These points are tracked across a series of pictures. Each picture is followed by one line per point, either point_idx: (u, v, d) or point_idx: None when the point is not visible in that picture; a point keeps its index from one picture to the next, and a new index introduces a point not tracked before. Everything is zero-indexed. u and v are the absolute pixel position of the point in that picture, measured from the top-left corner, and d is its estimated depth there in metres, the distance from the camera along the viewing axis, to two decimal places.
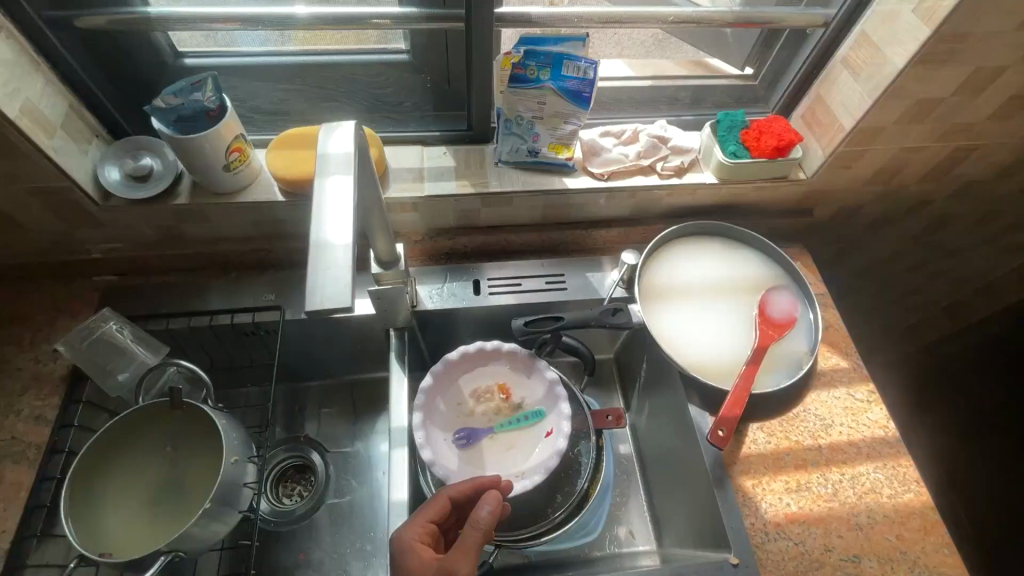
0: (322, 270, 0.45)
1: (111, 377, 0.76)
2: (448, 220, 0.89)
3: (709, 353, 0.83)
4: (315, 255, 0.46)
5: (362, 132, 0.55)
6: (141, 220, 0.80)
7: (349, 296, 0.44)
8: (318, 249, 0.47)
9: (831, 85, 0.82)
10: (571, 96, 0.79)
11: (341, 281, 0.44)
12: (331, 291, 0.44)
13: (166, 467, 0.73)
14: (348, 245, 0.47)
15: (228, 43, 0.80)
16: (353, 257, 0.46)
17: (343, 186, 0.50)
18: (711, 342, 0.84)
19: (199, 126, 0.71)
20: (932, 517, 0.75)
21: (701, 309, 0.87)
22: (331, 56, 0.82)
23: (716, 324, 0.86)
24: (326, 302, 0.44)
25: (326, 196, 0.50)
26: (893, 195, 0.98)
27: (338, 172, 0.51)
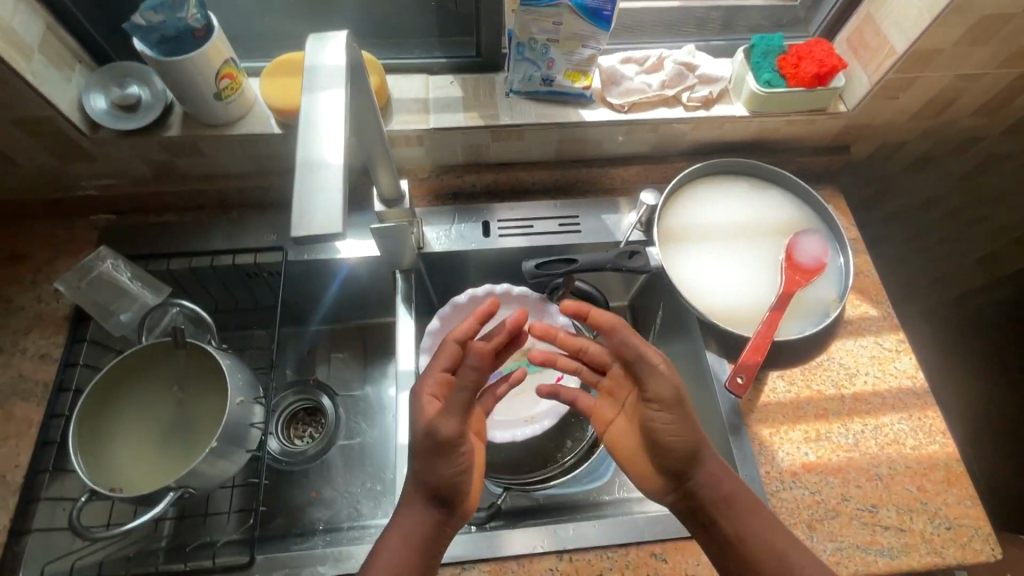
0: (307, 193, 0.39)
1: (113, 317, 0.75)
2: (456, 156, 0.83)
3: (731, 299, 0.79)
4: (300, 178, 0.40)
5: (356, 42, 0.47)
6: (135, 154, 0.76)
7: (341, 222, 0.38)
8: (304, 170, 0.40)
9: (884, 0, 0.73)
10: (589, 15, 0.69)
11: (329, 207, 0.38)
12: (319, 217, 0.38)
13: (174, 407, 0.72)
14: (337, 167, 0.40)
15: None
16: (343, 180, 0.39)
17: (334, 100, 0.43)
18: (734, 288, 0.80)
19: (184, 48, 0.65)
20: (956, 468, 0.73)
21: (722, 253, 0.82)
22: None
23: (740, 269, 0.81)
24: (314, 229, 0.38)
25: (313, 112, 0.43)
26: (941, 131, 0.90)
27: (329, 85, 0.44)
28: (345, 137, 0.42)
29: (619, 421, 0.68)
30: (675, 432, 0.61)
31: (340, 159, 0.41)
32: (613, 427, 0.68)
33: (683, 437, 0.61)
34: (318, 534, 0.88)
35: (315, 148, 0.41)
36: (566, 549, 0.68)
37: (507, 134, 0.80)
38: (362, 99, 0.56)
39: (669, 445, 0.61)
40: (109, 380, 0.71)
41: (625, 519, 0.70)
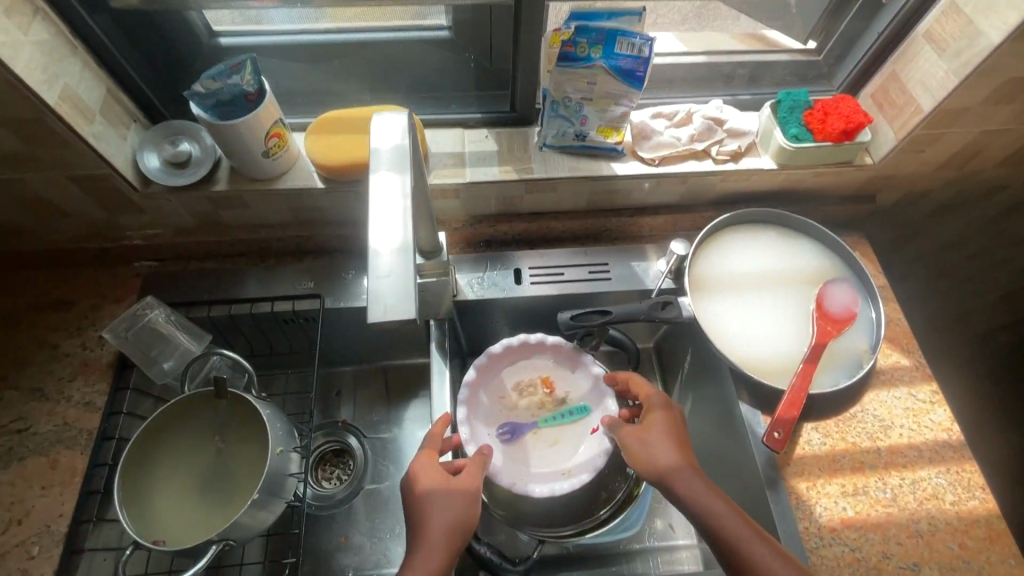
0: (377, 276, 0.43)
1: (156, 365, 0.76)
2: (489, 207, 0.86)
3: (762, 350, 0.80)
4: (370, 261, 0.44)
5: (412, 125, 0.52)
6: (182, 207, 0.78)
7: (410, 307, 0.41)
8: (372, 253, 0.44)
9: (909, 60, 0.75)
10: (623, 76, 0.73)
11: (398, 289, 0.42)
12: (388, 298, 0.42)
13: (214, 456, 0.73)
14: (402, 249, 0.44)
15: (260, 20, 0.76)
16: (411, 264, 0.43)
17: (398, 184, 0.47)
18: (765, 339, 0.80)
19: (238, 111, 0.69)
20: (998, 525, 0.72)
21: (753, 302, 0.83)
22: (370, 33, 0.78)
23: (772, 319, 0.82)
24: (384, 311, 0.42)
25: (377, 195, 0.47)
26: (965, 181, 0.91)
27: (392, 167, 0.49)
28: (408, 220, 0.46)
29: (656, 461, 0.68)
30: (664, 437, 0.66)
31: (405, 243, 0.45)
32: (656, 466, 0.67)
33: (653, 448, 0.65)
34: None
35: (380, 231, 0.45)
36: None
37: (540, 186, 0.82)
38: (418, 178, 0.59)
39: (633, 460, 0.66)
40: (149, 432, 0.72)
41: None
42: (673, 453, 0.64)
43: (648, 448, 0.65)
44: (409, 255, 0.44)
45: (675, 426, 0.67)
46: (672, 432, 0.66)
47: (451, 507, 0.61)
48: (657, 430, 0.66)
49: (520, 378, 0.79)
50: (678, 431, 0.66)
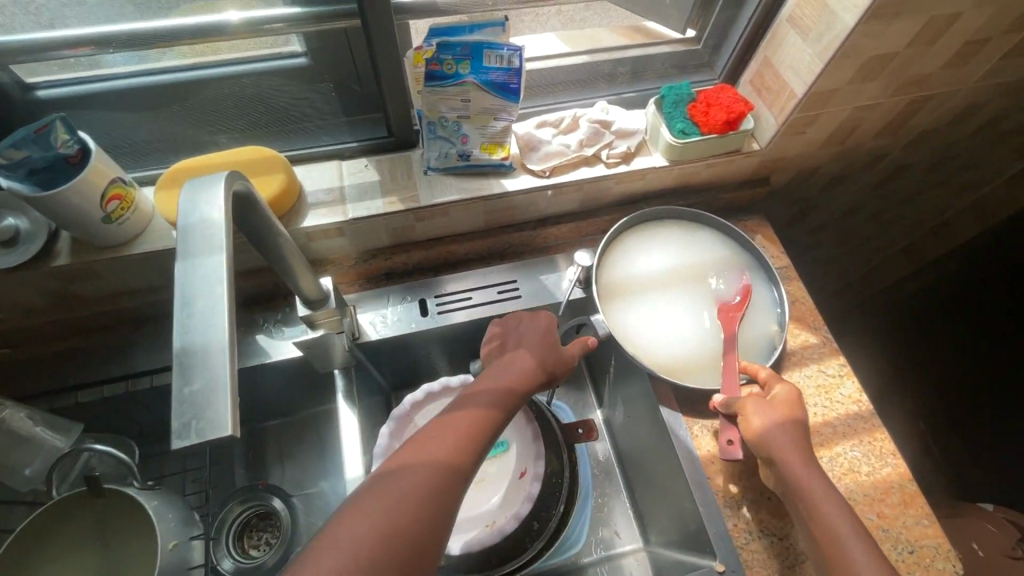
0: (186, 389, 0.33)
1: (16, 473, 0.67)
2: (382, 240, 0.80)
3: (676, 352, 0.79)
4: (182, 381, 0.33)
5: (229, 188, 0.42)
6: (20, 289, 0.68)
7: (229, 418, 0.33)
8: (183, 367, 0.34)
9: (777, 46, 0.75)
10: (497, 89, 0.70)
11: (211, 401, 0.33)
12: (206, 415, 0.33)
13: (100, 563, 0.65)
14: (218, 348, 0.35)
15: (94, 65, 0.67)
16: (231, 364, 0.34)
17: (212, 266, 0.38)
18: (680, 338, 0.80)
19: (60, 178, 0.60)
20: (910, 488, 0.75)
21: (665, 302, 0.82)
22: (229, 66, 0.71)
23: (684, 316, 0.81)
24: (200, 434, 0.32)
25: (186, 283, 0.37)
26: (849, 153, 0.93)
27: (206, 245, 0.39)
28: (226, 306, 0.37)
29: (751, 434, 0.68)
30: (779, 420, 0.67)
31: (220, 345, 0.35)
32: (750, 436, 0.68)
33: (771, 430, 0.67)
34: None
35: (190, 335, 0.35)
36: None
37: (430, 213, 0.77)
38: (260, 225, 0.52)
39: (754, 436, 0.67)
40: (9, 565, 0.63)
41: None
42: (790, 441, 0.66)
43: (769, 428, 0.67)
44: (225, 352, 0.34)
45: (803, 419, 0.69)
46: (789, 417, 0.68)
47: (450, 437, 0.52)
48: (775, 422, 0.67)
49: None
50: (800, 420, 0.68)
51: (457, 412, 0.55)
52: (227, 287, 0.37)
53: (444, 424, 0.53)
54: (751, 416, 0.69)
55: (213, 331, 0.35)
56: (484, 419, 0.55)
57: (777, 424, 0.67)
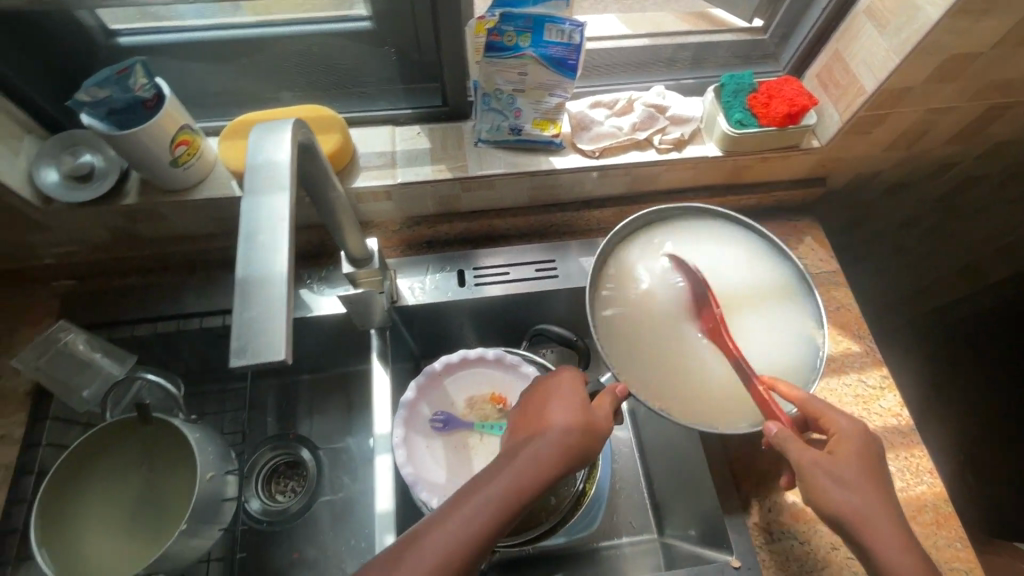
0: (243, 316, 0.35)
1: (75, 393, 0.72)
2: (427, 207, 0.81)
3: (683, 375, 0.62)
4: (243, 314, 0.35)
5: (295, 131, 0.44)
6: (91, 224, 0.73)
7: (281, 347, 0.34)
8: (244, 296, 0.36)
9: (851, 40, 0.73)
10: (555, 64, 0.69)
11: (268, 331, 0.35)
12: (259, 342, 0.34)
13: (141, 487, 0.69)
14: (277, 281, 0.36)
15: (167, 16, 0.70)
16: (287, 297, 0.36)
17: (276, 204, 0.39)
18: (695, 370, 0.63)
19: (135, 120, 0.63)
20: (945, 509, 0.72)
21: (676, 324, 0.66)
22: (291, 25, 0.72)
23: (701, 343, 0.64)
24: (253, 358, 0.34)
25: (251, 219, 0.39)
26: (915, 160, 0.89)
27: (271, 183, 0.40)
28: (286, 242, 0.38)
29: (823, 490, 0.55)
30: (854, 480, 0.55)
31: (280, 280, 0.37)
32: (822, 493, 0.55)
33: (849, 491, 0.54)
34: None
35: (252, 267, 0.37)
36: None
37: (477, 184, 0.78)
38: (316, 174, 0.53)
39: (824, 495, 0.55)
40: (62, 476, 0.67)
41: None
42: (867, 502, 0.54)
43: (844, 488, 0.55)
44: (282, 285, 0.36)
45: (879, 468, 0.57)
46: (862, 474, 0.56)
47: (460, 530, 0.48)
48: (852, 482, 0.55)
49: (466, 390, 0.76)
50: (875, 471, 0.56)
51: (478, 495, 0.50)
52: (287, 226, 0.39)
53: (461, 511, 0.49)
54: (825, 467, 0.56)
55: (273, 264, 0.37)
56: (499, 508, 0.50)
57: (853, 485, 0.55)
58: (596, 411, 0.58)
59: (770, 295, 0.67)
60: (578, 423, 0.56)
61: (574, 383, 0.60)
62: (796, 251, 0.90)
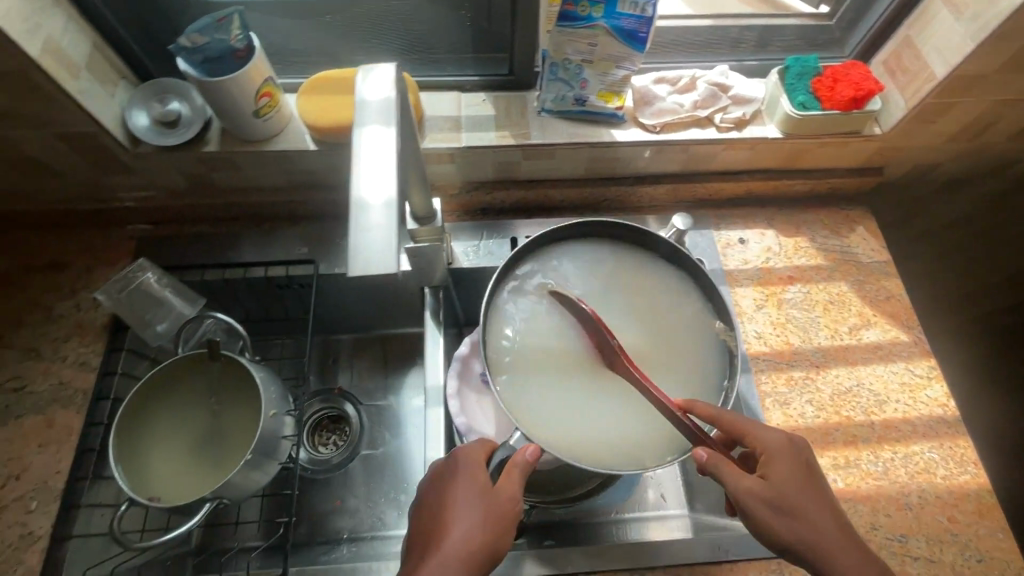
0: (360, 230, 0.42)
1: (150, 327, 0.77)
2: (486, 173, 0.84)
3: (581, 417, 0.58)
4: (355, 221, 0.43)
5: (402, 75, 0.50)
6: (173, 169, 0.77)
7: (393, 259, 0.41)
8: (358, 207, 0.44)
9: (924, 25, 0.73)
10: (624, 36, 0.69)
11: (382, 243, 0.42)
12: (375, 254, 0.41)
13: (209, 419, 0.73)
14: (388, 203, 0.44)
15: None
16: (397, 218, 0.43)
17: (386, 138, 0.47)
18: (599, 411, 0.58)
19: (226, 69, 0.66)
20: (988, 500, 0.72)
21: (573, 361, 0.61)
22: None
23: (596, 382, 0.60)
24: (370, 265, 0.41)
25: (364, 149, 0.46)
26: (977, 154, 0.88)
27: (380, 116, 0.47)
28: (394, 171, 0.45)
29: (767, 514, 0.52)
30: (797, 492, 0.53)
31: (390, 200, 0.44)
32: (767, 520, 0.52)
33: (797, 510, 0.53)
34: (343, 543, 0.85)
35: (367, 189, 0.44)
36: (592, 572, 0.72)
37: (538, 152, 0.80)
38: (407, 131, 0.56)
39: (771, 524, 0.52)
40: (138, 403, 0.71)
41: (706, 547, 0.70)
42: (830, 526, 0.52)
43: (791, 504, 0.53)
44: (394, 209, 0.43)
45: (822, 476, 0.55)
46: (806, 484, 0.54)
47: None
48: (798, 493, 0.53)
49: None
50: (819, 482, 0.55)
51: None
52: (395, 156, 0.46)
53: None
54: (775, 504, 0.53)
55: (386, 188, 0.44)
56: None
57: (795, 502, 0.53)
58: (502, 496, 0.54)
59: (664, 312, 0.64)
60: (478, 528, 0.53)
61: (470, 464, 0.57)
62: (847, 240, 0.90)
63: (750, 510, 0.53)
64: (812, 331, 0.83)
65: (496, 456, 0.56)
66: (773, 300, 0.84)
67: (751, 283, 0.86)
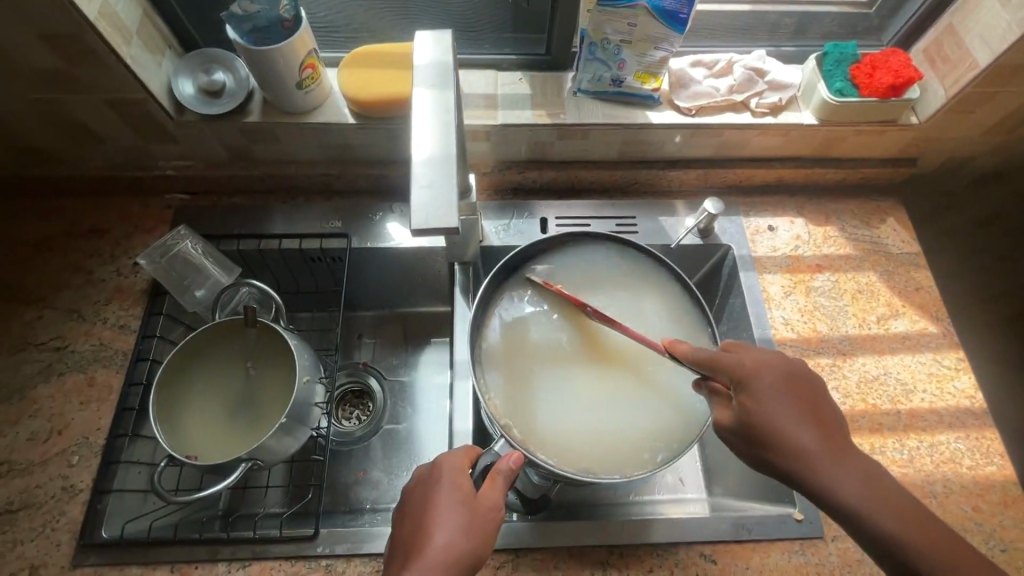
0: (418, 186, 0.47)
1: (189, 293, 0.78)
2: (520, 152, 0.84)
3: (573, 413, 0.65)
4: (411, 171, 0.48)
5: (451, 43, 0.56)
6: (214, 138, 0.79)
7: (451, 213, 0.46)
8: (416, 165, 0.49)
9: (968, 12, 0.72)
10: (665, 17, 0.69)
11: (439, 198, 0.47)
12: (434, 208, 0.46)
13: (245, 384, 0.75)
14: (443, 162, 0.49)
15: None
16: (452, 175, 0.48)
17: (440, 104, 0.52)
18: (586, 405, 0.65)
19: (273, 38, 0.68)
20: (1014, 491, 0.71)
21: (559, 364, 0.68)
22: None
23: (572, 382, 0.67)
24: (430, 217, 0.46)
25: (419, 113, 0.51)
26: (1014, 148, 0.88)
27: (430, 81, 0.53)
28: (447, 133, 0.50)
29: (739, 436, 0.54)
30: (775, 410, 0.53)
31: (445, 153, 0.49)
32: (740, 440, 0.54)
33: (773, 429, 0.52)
34: (366, 513, 0.82)
35: (425, 150, 0.49)
36: (615, 545, 0.69)
37: (573, 133, 0.81)
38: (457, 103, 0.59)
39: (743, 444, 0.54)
40: (173, 366, 0.73)
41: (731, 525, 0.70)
42: (814, 438, 0.52)
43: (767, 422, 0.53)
44: (450, 167, 0.48)
45: (810, 389, 0.54)
46: (784, 401, 0.53)
47: None
48: (773, 412, 0.52)
49: None
50: (804, 396, 0.54)
51: None
52: (448, 120, 0.51)
53: None
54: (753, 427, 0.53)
55: (441, 148, 0.49)
56: None
57: (775, 421, 0.52)
58: (484, 505, 0.55)
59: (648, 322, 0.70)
60: (461, 535, 0.53)
61: (453, 469, 0.57)
62: (877, 231, 0.89)
63: (730, 440, 0.55)
64: (840, 319, 0.83)
65: (481, 461, 0.59)
66: (801, 287, 0.85)
67: (779, 270, 0.86)
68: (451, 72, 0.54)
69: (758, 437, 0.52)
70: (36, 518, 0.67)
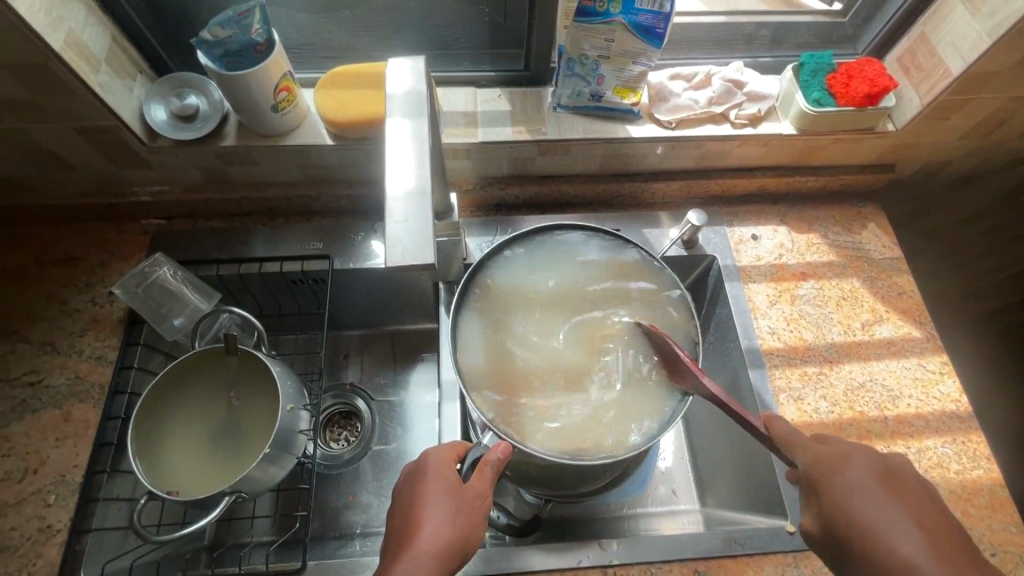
0: (394, 221, 0.46)
1: (166, 321, 0.76)
2: (501, 168, 0.84)
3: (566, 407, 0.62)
4: (387, 205, 0.47)
5: (427, 69, 0.55)
6: (188, 163, 0.78)
7: (427, 248, 0.45)
8: (390, 199, 0.48)
9: (939, 22, 0.73)
10: (642, 33, 0.69)
11: (416, 234, 0.46)
12: (409, 245, 0.45)
13: (226, 413, 0.74)
14: (418, 195, 0.48)
15: None
16: (428, 208, 0.47)
17: (416, 133, 0.51)
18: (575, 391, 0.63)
19: (246, 62, 0.66)
20: (1001, 494, 0.72)
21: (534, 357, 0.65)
22: None
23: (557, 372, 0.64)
24: (405, 254, 0.45)
25: (395, 143, 0.50)
26: (988, 152, 0.89)
27: (405, 109, 0.52)
28: (422, 164, 0.50)
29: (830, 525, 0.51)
30: (858, 496, 0.51)
31: (421, 185, 0.48)
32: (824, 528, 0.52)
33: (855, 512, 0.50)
34: (356, 538, 0.81)
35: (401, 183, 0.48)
36: (610, 564, 0.68)
37: (554, 148, 0.80)
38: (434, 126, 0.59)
39: (825, 531, 0.51)
40: (153, 396, 0.70)
41: (723, 540, 0.69)
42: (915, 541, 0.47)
43: (851, 498, 0.51)
44: (426, 200, 0.47)
45: (903, 484, 0.52)
46: (861, 479, 0.52)
47: None
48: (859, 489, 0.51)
49: None
50: (900, 490, 0.51)
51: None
52: (423, 149, 0.50)
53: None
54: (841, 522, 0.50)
55: (416, 179, 0.49)
56: None
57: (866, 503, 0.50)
58: (470, 493, 0.55)
59: (618, 302, 0.68)
60: (449, 522, 0.53)
61: (438, 457, 0.57)
62: (859, 237, 0.90)
63: (823, 541, 0.52)
64: (826, 327, 0.83)
65: (469, 455, 0.58)
66: (786, 296, 0.85)
67: (764, 279, 0.86)
68: (426, 101, 0.53)
69: (842, 526, 0.50)
70: (12, 563, 0.65)
